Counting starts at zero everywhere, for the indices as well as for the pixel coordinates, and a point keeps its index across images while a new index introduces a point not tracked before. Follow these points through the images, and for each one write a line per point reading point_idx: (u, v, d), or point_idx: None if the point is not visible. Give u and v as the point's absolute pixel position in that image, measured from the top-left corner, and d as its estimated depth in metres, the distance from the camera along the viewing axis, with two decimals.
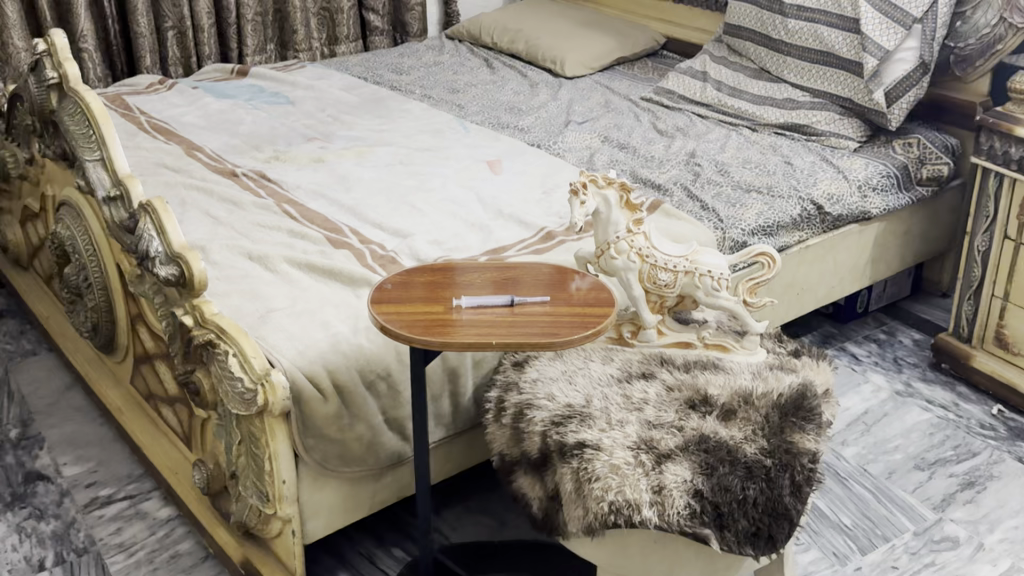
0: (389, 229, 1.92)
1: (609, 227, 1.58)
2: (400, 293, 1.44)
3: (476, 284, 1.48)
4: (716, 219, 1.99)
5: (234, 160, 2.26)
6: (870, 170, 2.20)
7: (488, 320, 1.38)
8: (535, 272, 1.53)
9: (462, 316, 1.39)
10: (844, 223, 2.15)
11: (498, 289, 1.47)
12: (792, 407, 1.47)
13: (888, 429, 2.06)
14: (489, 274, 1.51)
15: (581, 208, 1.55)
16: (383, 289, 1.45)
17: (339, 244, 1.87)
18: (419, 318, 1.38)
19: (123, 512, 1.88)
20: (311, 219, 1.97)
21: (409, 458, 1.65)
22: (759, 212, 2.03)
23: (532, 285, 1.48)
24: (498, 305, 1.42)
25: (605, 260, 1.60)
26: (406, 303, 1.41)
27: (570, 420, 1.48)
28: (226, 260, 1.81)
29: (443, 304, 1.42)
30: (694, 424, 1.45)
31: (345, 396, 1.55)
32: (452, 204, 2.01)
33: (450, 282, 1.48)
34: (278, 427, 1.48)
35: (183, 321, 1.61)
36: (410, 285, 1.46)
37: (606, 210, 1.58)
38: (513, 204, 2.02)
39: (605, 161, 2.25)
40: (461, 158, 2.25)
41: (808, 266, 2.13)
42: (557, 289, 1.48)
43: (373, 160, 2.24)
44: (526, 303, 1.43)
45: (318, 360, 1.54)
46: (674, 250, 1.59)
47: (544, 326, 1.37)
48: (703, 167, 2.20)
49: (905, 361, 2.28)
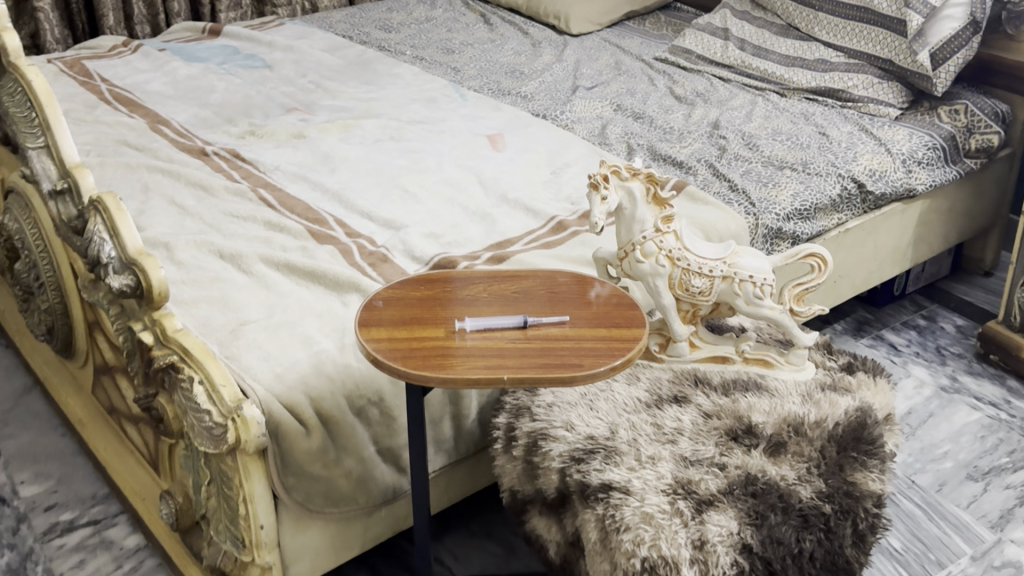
0: (379, 219, 1.70)
1: (633, 225, 1.37)
2: (394, 312, 1.22)
3: (483, 299, 1.26)
4: (747, 203, 1.77)
5: (205, 136, 2.03)
6: (915, 141, 1.98)
7: (497, 348, 1.17)
8: (552, 281, 1.31)
9: (466, 343, 1.17)
10: (887, 202, 1.93)
11: (508, 305, 1.25)
12: (849, 440, 1.27)
13: (935, 433, 1.86)
14: (499, 285, 1.29)
15: (601, 205, 1.33)
16: (371, 307, 1.23)
17: (323, 239, 1.65)
18: (415, 347, 1.16)
19: (87, 541, 1.67)
20: (290, 208, 1.74)
21: (406, 490, 1.44)
22: (794, 193, 1.81)
23: (547, 300, 1.26)
24: (509, 328, 1.20)
25: (629, 263, 1.38)
26: (400, 327, 1.20)
27: (593, 456, 1.27)
28: (194, 260, 1.59)
29: (445, 327, 1.20)
30: (738, 462, 1.25)
31: (330, 426, 1.34)
32: (450, 189, 1.79)
33: (451, 297, 1.26)
34: (254, 466, 1.27)
35: (142, 338, 1.40)
36: (405, 301, 1.25)
37: (630, 204, 1.36)
38: (518, 187, 1.80)
39: (619, 134, 2.02)
40: (459, 133, 2.01)
41: (846, 251, 1.92)
42: (577, 304, 1.26)
43: (360, 135, 2.01)
44: (542, 325, 1.21)
45: (299, 385, 1.33)
46: (709, 252, 1.38)
47: (564, 355, 1.15)
48: (729, 140, 1.98)
49: (949, 351, 2.08)
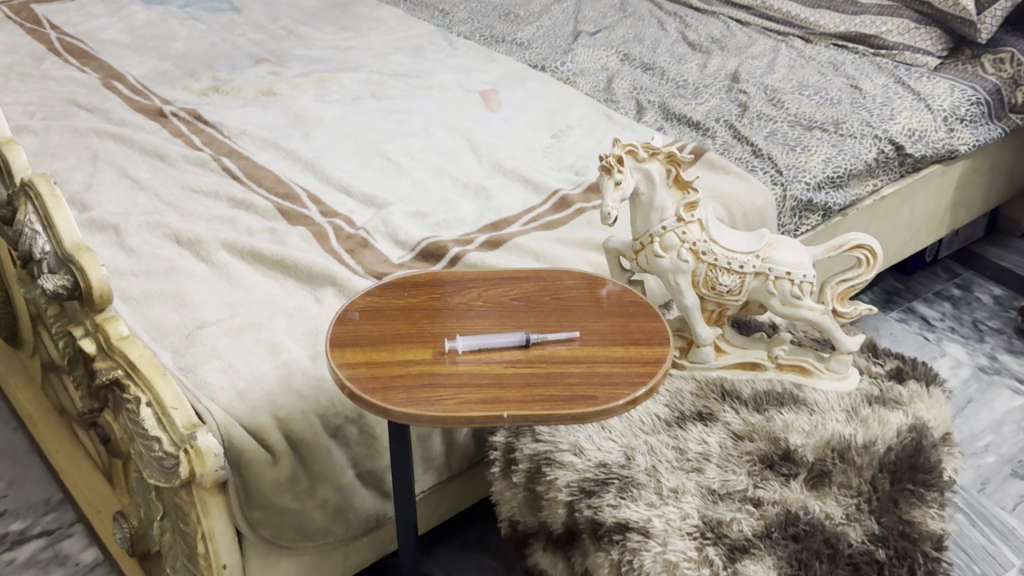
0: (359, 195, 1.50)
1: (651, 212, 1.18)
2: (371, 328, 1.03)
3: (477, 309, 1.07)
4: (773, 170, 1.57)
5: (164, 92, 1.81)
6: (957, 96, 1.77)
7: (493, 375, 0.98)
8: (558, 284, 1.12)
9: (455, 369, 0.99)
10: (926, 165, 1.72)
11: (506, 317, 1.06)
12: (903, 470, 1.09)
13: (975, 422, 1.69)
14: (496, 289, 1.10)
15: (615, 192, 1.14)
16: (343, 322, 1.04)
17: (295, 219, 1.45)
18: (394, 375, 0.97)
19: (38, 557, 1.50)
20: (258, 181, 1.54)
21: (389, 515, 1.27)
22: (825, 158, 1.61)
23: (552, 310, 1.07)
24: (509, 347, 1.01)
25: (646, 257, 1.19)
26: (377, 348, 1.01)
27: (606, 488, 1.09)
28: (147, 246, 1.40)
29: (432, 346, 1.01)
30: (775, 496, 1.07)
31: (302, 451, 1.16)
32: (438, 158, 1.59)
33: (439, 306, 1.07)
34: (213, 501, 1.09)
35: (83, 345, 1.21)
36: (385, 312, 1.06)
37: (647, 189, 1.17)
38: (516, 154, 1.60)
39: (626, 88, 1.82)
40: (449, 88, 1.81)
41: (881, 221, 1.72)
42: (588, 314, 1.07)
43: (337, 92, 1.80)
44: (547, 343, 1.02)
45: (265, 404, 1.14)
46: (740, 244, 1.18)
47: (573, 385, 0.97)
48: (750, 94, 1.78)
49: (987, 326, 1.90)
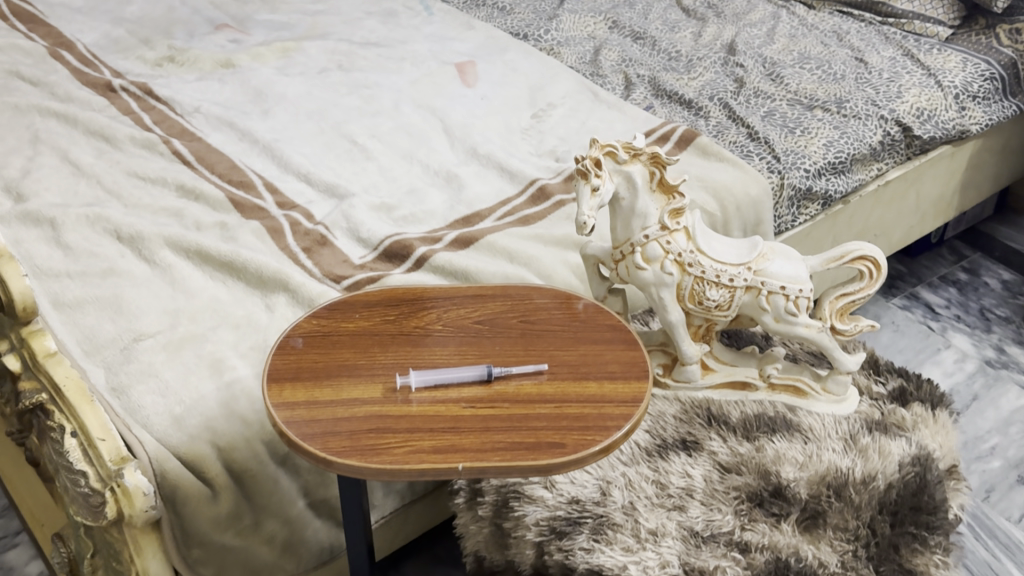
0: (319, 184, 1.39)
1: (632, 219, 1.06)
2: (315, 359, 0.92)
3: (435, 336, 0.96)
4: (770, 156, 1.45)
5: (115, 63, 1.68)
6: (970, 71, 1.64)
7: (449, 417, 0.87)
8: (528, 303, 1.00)
9: (407, 409, 0.88)
10: (935, 146, 1.60)
11: (467, 344, 0.95)
12: (905, 511, 1.00)
13: (980, 422, 1.58)
14: (458, 310, 0.99)
15: (592, 199, 1.02)
16: (284, 352, 0.93)
17: (248, 212, 1.34)
18: (337, 418, 0.87)
19: None
20: (210, 166, 1.42)
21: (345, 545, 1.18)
22: (826, 141, 1.48)
23: (519, 335, 0.96)
24: (469, 382, 0.91)
25: (626, 268, 1.08)
26: (320, 384, 0.90)
27: (578, 528, 0.99)
28: (85, 243, 1.28)
29: (382, 382, 0.90)
30: (764, 540, 0.97)
31: (246, 482, 1.06)
32: (407, 141, 1.47)
33: (393, 332, 0.96)
34: (145, 541, 1.00)
35: (8, 361, 1.10)
36: (331, 339, 0.95)
37: (628, 193, 1.05)
38: (492, 137, 1.48)
39: (614, 60, 1.69)
40: (422, 60, 1.68)
41: (885, 207, 1.61)
42: (558, 341, 0.95)
43: (302, 63, 1.68)
44: (511, 377, 0.91)
45: (204, 432, 1.04)
46: (731, 255, 1.07)
47: (538, 430, 0.86)
48: (748, 68, 1.66)
49: (995, 315, 1.79)
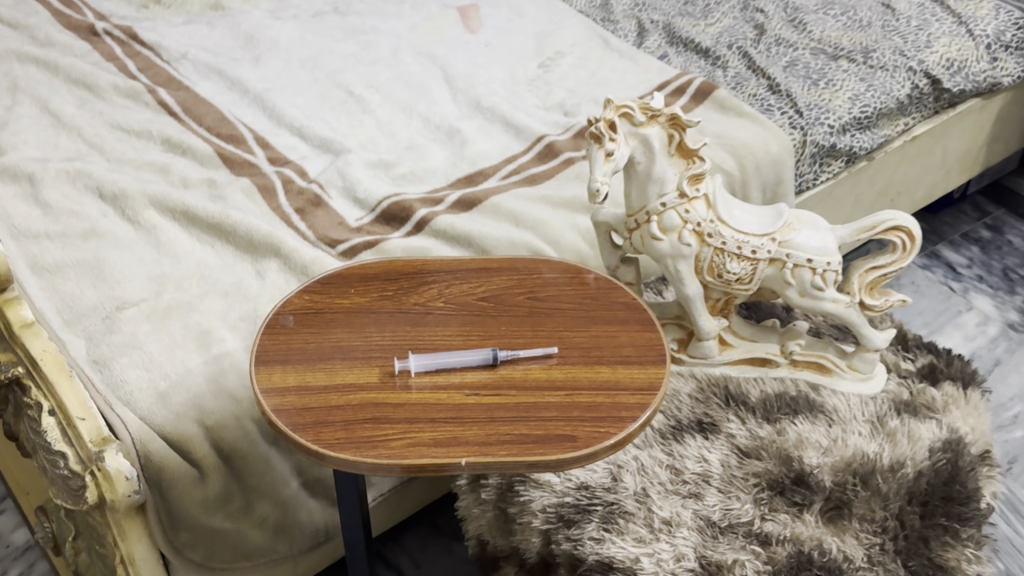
0: (314, 139, 1.31)
1: (649, 186, 0.99)
2: (306, 340, 0.86)
3: (435, 314, 0.89)
4: (792, 110, 1.37)
5: (99, 5, 1.59)
6: (1002, 19, 1.55)
7: (451, 406, 0.81)
8: (536, 278, 0.93)
9: (406, 397, 0.81)
10: (964, 99, 1.51)
11: (470, 324, 0.88)
12: (936, 502, 0.94)
13: (1003, 389, 1.52)
14: (461, 286, 0.92)
15: (606, 164, 0.95)
16: (273, 332, 0.87)
17: (238, 169, 1.26)
18: (331, 405, 0.80)
19: None
20: (198, 118, 1.34)
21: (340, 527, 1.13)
22: (851, 95, 1.40)
23: (526, 313, 0.89)
24: (472, 367, 0.84)
25: (641, 238, 1.01)
26: (313, 368, 0.84)
27: (588, 516, 0.93)
28: (65, 201, 1.21)
29: (379, 365, 0.84)
30: (785, 531, 0.91)
31: (236, 463, 1.00)
32: (407, 91, 1.39)
33: (391, 309, 0.89)
34: (130, 526, 0.93)
35: None
36: (325, 317, 0.88)
37: (644, 157, 0.98)
38: (497, 88, 1.40)
39: (626, 5, 1.61)
40: (423, 4, 1.60)
41: (910, 163, 1.53)
42: (569, 320, 0.89)
43: (294, 7, 1.61)
44: (518, 361, 0.85)
45: (190, 410, 0.98)
46: (754, 224, 1.00)
47: (547, 420, 0.80)
48: (768, 15, 1.57)
49: (1019, 276, 1.72)
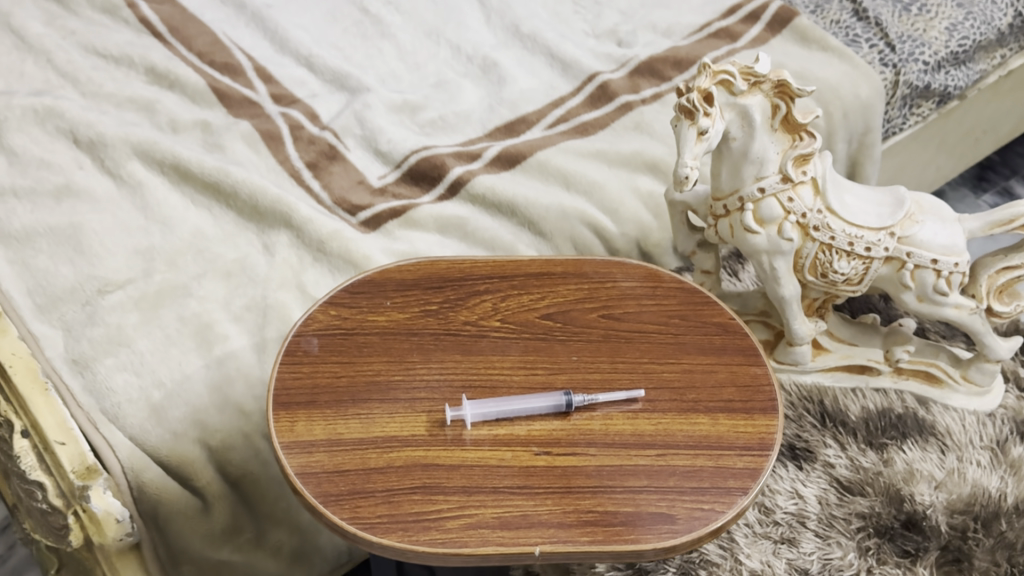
0: (325, 72, 1.12)
1: (744, 166, 0.81)
2: (335, 373, 0.70)
3: (491, 337, 0.73)
4: (881, 42, 1.17)
5: None
6: None
7: (517, 471, 0.65)
8: (610, 288, 0.77)
9: (462, 458, 0.66)
10: None
11: (534, 353, 0.72)
12: None
13: None
14: (519, 299, 0.75)
15: (697, 145, 0.76)
16: (293, 362, 0.70)
17: (238, 109, 1.07)
18: (370, 468, 0.65)
19: None
20: (188, 41, 1.14)
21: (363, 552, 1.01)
22: (948, 24, 1.19)
23: (602, 338, 0.73)
24: (541, 415, 0.68)
25: (730, 227, 0.84)
26: (345, 413, 0.68)
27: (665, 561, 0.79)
28: (33, 147, 1.01)
29: (424, 411, 0.68)
30: None
31: (246, 486, 0.85)
32: (433, 12, 1.19)
33: (436, 330, 0.73)
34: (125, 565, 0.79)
35: None
36: (355, 341, 0.72)
37: (741, 133, 0.79)
38: (537, 10, 1.20)
39: None
40: None
41: (1000, 99, 1.34)
42: (654, 349, 0.72)
43: None
44: (597, 408, 0.69)
45: (191, 428, 0.82)
46: (869, 215, 0.83)
47: (637, 492, 0.64)
48: None
49: None
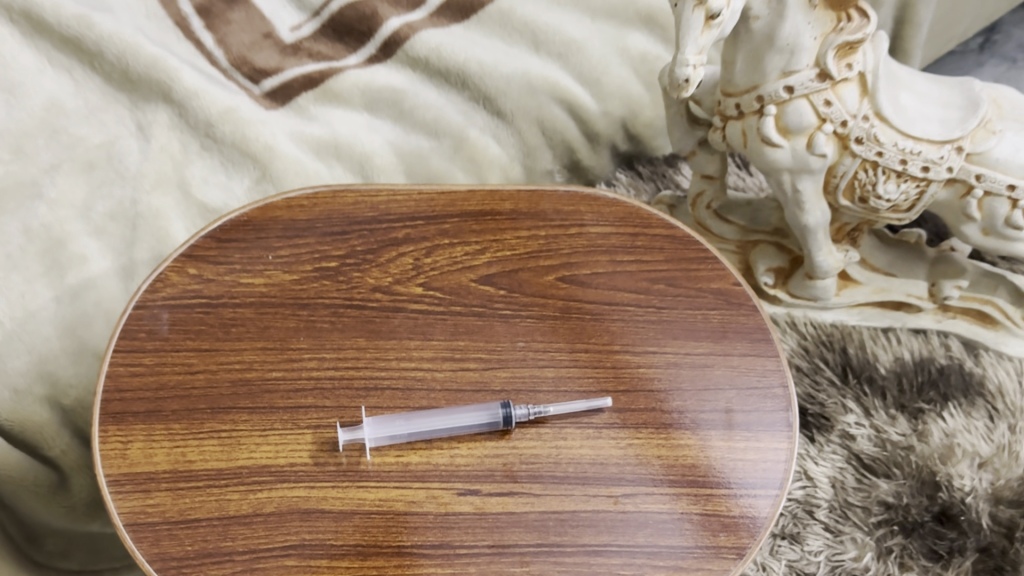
0: None
1: (766, 56, 0.58)
2: (189, 368, 0.51)
3: (410, 311, 0.53)
4: None
5: None
6: None
7: (432, 522, 0.48)
8: (574, 235, 0.57)
9: (356, 502, 0.48)
10: None
11: (465, 338, 0.53)
12: None
13: None
14: (451, 250, 0.56)
15: (705, 36, 0.53)
16: (133, 350, 0.51)
17: None
18: (228, 517, 0.47)
19: None
20: None
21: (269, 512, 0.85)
22: None
23: (558, 314, 0.54)
24: (471, 434, 0.50)
25: (743, 133, 0.62)
26: (199, 430, 0.49)
27: None
28: None
29: (312, 428, 0.50)
30: None
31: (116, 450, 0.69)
32: None
33: (333, 302, 0.54)
34: None
35: None
36: (222, 319, 0.53)
37: (766, 10, 0.56)
38: None
39: None
40: None
41: None
42: (630, 332, 0.53)
43: None
44: (548, 422, 0.51)
45: (37, 382, 0.61)
46: (930, 122, 0.61)
47: (597, 555, 0.47)
48: None
49: None
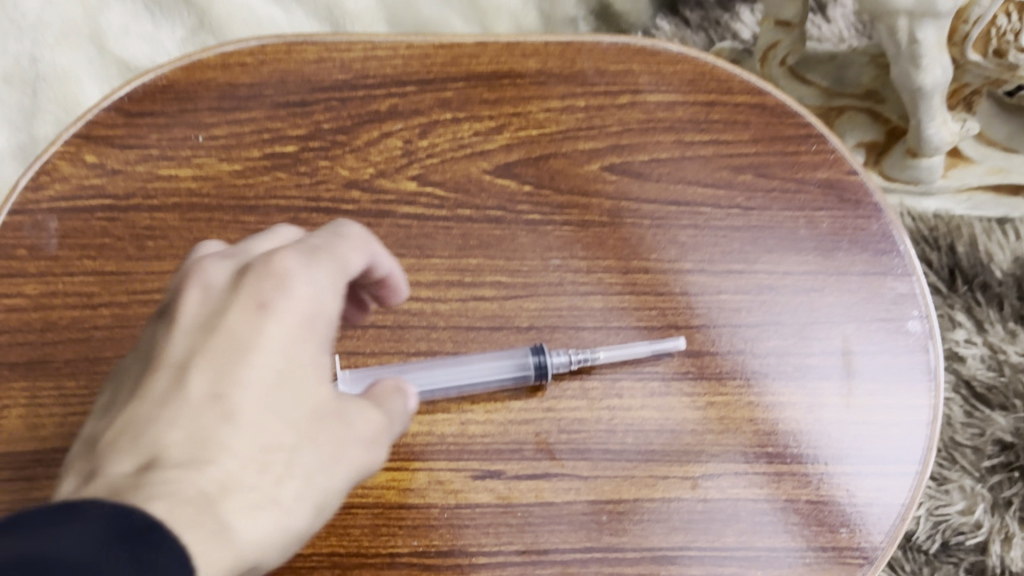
0: None
1: None
2: (88, 302, 0.36)
3: (401, 215, 0.38)
4: None
5: None
6: None
7: (438, 519, 0.34)
8: (629, 101, 0.41)
9: None
10: None
11: (478, 254, 0.38)
12: None
13: None
14: (457, 129, 0.40)
15: None
16: (11, 276, 0.37)
17: None
18: None
19: None
20: None
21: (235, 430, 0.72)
22: None
23: (606, 219, 0.39)
24: (491, 392, 0.36)
25: None
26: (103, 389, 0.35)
27: None
28: None
29: None
30: None
31: None
32: None
33: (291, 203, 0.38)
34: None
35: None
36: (135, 228, 0.37)
37: None
38: None
39: None
40: None
41: None
42: (705, 244, 0.39)
43: None
44: (597, 370, 0.36)
45: None
46: None
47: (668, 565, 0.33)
48: None
49: None
